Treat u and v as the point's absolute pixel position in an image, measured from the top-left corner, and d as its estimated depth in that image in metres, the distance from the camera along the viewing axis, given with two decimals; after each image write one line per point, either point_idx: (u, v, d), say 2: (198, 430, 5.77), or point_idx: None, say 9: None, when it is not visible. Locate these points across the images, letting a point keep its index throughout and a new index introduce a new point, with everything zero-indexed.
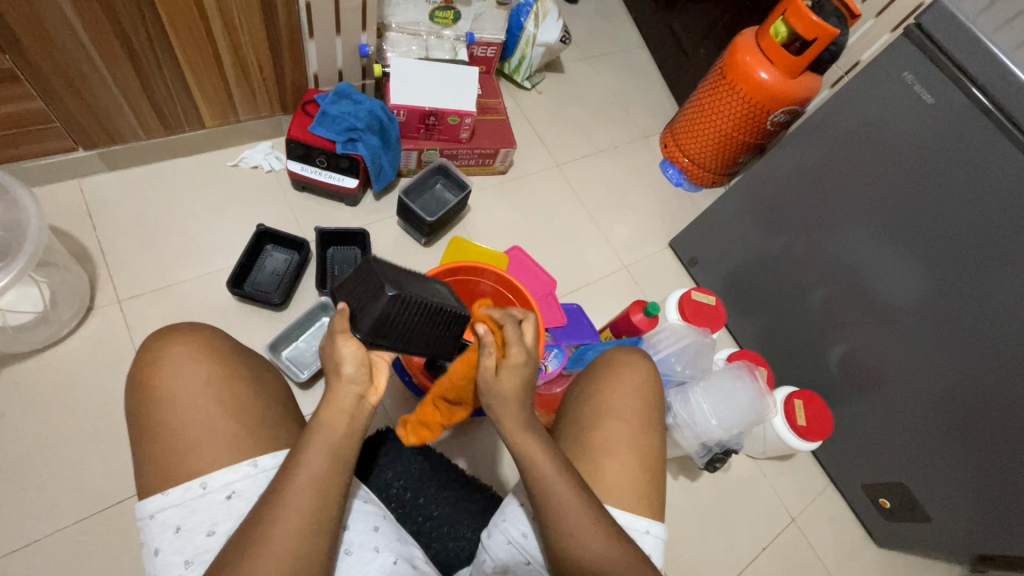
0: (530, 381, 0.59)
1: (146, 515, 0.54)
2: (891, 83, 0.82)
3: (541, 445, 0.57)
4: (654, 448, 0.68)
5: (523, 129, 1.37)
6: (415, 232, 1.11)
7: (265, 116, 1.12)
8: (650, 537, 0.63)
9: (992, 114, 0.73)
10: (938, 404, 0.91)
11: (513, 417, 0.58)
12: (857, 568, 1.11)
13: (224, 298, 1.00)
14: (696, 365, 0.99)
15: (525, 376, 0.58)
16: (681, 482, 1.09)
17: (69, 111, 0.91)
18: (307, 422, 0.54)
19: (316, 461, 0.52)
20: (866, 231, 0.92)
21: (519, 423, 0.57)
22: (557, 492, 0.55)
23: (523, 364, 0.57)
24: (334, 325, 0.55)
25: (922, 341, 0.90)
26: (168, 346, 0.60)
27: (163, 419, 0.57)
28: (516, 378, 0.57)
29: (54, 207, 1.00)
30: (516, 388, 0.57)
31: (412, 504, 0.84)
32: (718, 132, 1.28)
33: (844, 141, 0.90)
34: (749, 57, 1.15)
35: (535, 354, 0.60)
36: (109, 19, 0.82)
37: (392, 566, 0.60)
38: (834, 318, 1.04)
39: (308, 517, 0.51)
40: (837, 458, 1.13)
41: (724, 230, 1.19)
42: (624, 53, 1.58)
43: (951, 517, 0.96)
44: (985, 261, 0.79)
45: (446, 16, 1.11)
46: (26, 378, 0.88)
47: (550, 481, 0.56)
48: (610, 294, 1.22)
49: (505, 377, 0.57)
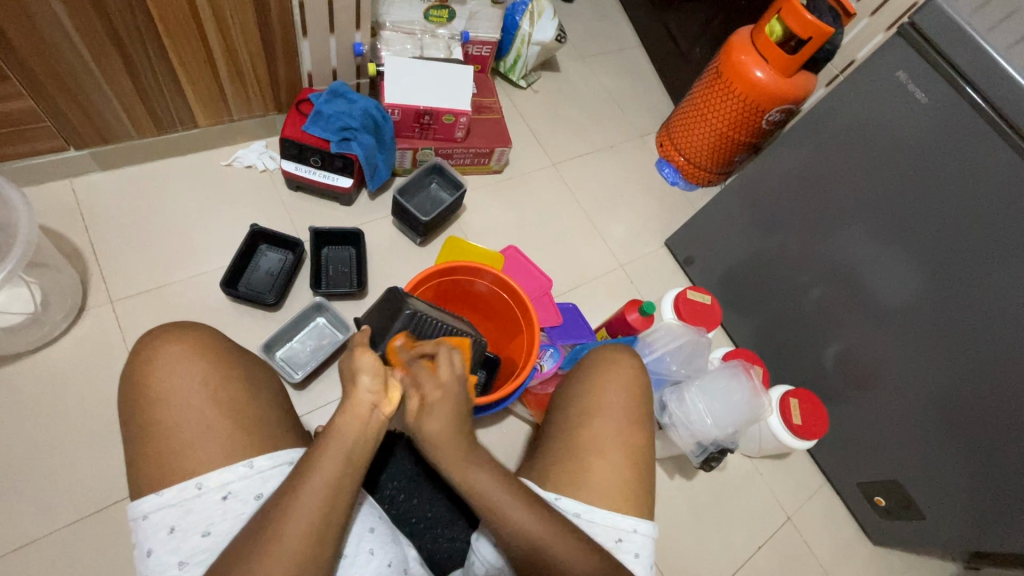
0: (457, 422, 0.57)
1: (140, 516, 0.54)
2: (886, 82, 0.82)
3: (490, 481, 0.57)
4: (642, 446, 0.67)
5: (518, 128, 1.36)
6: (410, 232, 1.11)
7: (259, 115, 1.12)
8: (638, 535, 0.63)
9: (986, 113, 0.73)
10: (932, 402, 0.91)
11: (449, 457, 0.57)
12: (852, 566, 1.11)
13: (218, 298, 1.00)
14: (690, 365, 1.00)
15: (447, 414, 0.57)
16: (677, 482, 1.09)
17: (60, 110, 0.90)
18: (324, 425, 0.55)
19: (327, 467, 0.53)
20: (860, 230, 0.92)
21: (454, 460, 0.57)
22: (517, 513, 0.55)
23: (440, 402, 0.57)
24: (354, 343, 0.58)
25: (916, 340, 0.90)
26: (161, 346, 0.60)
27: (156, 421, 0.56)
28: (435, 417, 0.57)
29: (47, 207, 0.99)
30: (440, 430, 0.57)
31: (406, 506, 0.83)
32: (714, 131, 1.28)
33: (839, 140, 0.91)
34: (744, 56, 1.15)
35: (460, 387, 0.58)
36: (100, 17, 0.81)
37: (386, 569, 0.59)
38: (829, 317, 1.04)
39: (308, 521, 0.50)
40: (833, 457, 1.13)
41: (719, 229, 1.19)
42: (619, 52, 1.58)
43: (946, 515, 0.96)
44: (978, 260, 0.79)
45: (441, 14, 1.11)
46: (18, 379, 0.87)
47: (508, 514, 0.56)
48: (605, 294, 1.22)
49: (424, 420, 0.57)
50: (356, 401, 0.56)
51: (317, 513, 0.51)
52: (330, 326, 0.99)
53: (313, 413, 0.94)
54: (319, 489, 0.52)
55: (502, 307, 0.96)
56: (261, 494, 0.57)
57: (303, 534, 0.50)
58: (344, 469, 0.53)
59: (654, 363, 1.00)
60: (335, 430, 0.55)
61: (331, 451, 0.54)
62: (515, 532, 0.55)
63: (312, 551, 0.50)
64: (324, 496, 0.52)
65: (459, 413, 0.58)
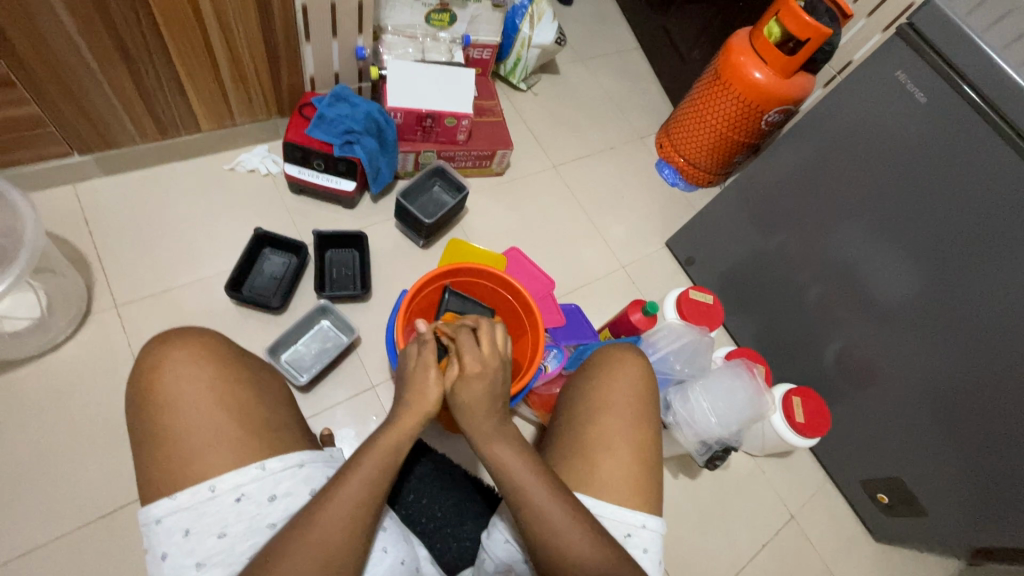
0: (490, 388, 0.61)
1: (153, 520, 0.54)
2: (884, 82, 0.83)
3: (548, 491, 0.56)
4: (650, 444, 0.68)
5: (519, 131, 1.37)
6: (413, 234, 1.12)
7: (262, 119, 1.12)
8: (646, 531, 0.63)
9: (983, 112, 0.74)
10: (934, 399, 0.92)
11: (489, 432, 0.61)
12: (855, 562, 1.11)
13: (223, 301, 1.00)
14: (694, 363, 1.00)
15: (482, 384, 0.61)
16: (681, 481, 1.09)
17: (63, 115, 0.91)
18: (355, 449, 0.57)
19: (349, 496, 0.53)
20: (860, 229, 0.93)
21: (493, 434, 0.60)
22: (542, 499, 0.56)
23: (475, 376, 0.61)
24: (427, 360, 0.62)
25: (918, 337, 0.91)
26: (168, 351, 0.60)
27: (168, 423, 0.57)
28: (473, 387, 0.61)
29: (51, 212, 0.99)
30: (479, 395, 0.61)
31: (417, 506, 0.81)
32: (712, 132, 1.29)
33: (839, 140, 0.91)
34: (743, 57, 1.16)
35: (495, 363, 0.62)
36: (104, 22, 0.81)
37: (399, 566, 0.60)
38: (830, 315, 1.05)
39: (342, 530, 0.52)
40: (835, 454, 1.14)
41: (720, 229, 1.20)
42: (618, 54, 1.59)
43: (949, 512, 0.97)
44: (977, 257, 0.80)
45: (442, 18, 1.10)
46: (23, 384, 0.87)
47: (545, 519, 0.55)
48: (608, 294, 1.22)
49: (461, 388, 0.61)
50: (402, 419, 0.59)
51: (347, 516, 0.52)
52: (334, 329, 0.99)
53: (318, 416, 0.94)
54: (358, 489, 0.54)
55: (506, 307, 0.96)
56: (275, 496, 0.57)
57: (336, 532, 0.51)
58: (382, 475, 0.55)
59: (658, 363, 1.00)
60: (371, 446, 0.57)
61: (362, 471, 0.55)
62: (541, 529, 0.55)
63: (338, 554, 0.51)
64: (361, 496, 0.54)
65: (496, 387, 0.62)
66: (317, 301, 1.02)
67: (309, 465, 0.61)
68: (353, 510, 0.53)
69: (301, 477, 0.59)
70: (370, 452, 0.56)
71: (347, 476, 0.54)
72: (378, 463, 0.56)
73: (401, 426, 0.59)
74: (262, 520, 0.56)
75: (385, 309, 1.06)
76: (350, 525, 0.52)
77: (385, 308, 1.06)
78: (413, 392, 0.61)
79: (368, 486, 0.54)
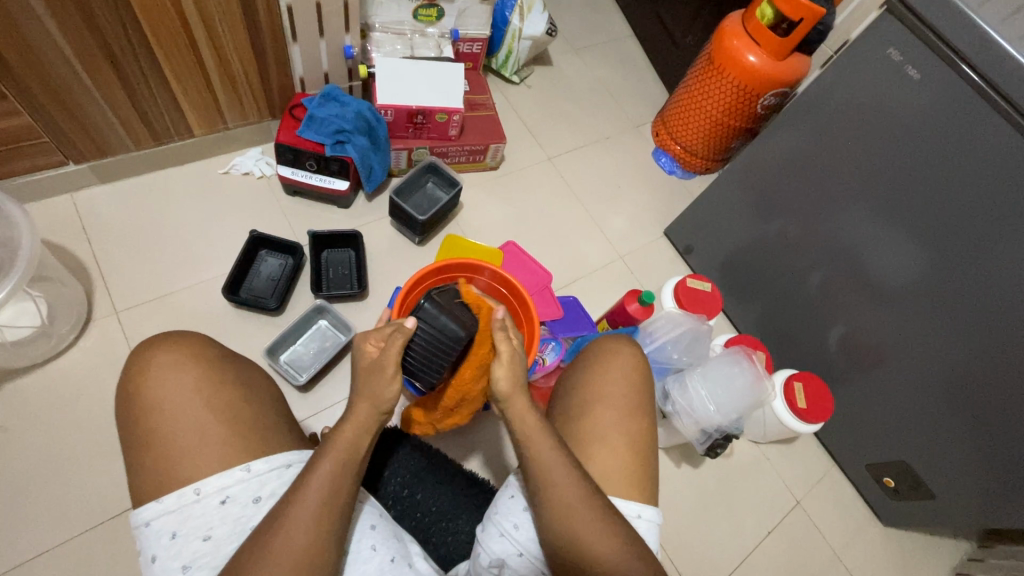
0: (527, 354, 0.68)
1: (142, 523, 0.55)
2: (878, 61, 0.81)
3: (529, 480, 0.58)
4: (643, 434, 0.68)
5: (513, 124, 1.36)
6: (408, 231, 1.12)
7: (254, 122, 1.12)
8: (643, 521, 0.63)
9: (981, 89, 0.72)
10: (939, 381, 0.91)
11: (523, 402, 0.62)
12: (863, 547, 1.11)
13: (220, 304, 1.01)
14: (692, 352, 1.00)
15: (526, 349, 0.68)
16: (684, 470, 1.09)
17: (57, 126, 0.92)
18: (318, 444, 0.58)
19: (317, 491, 0.54)
20: (859, 210, 0.92)
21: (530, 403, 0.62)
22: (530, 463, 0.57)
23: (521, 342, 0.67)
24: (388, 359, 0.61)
25: (920, 319, 0.90)
26: (153, 356, 0.61)
27: (157, 426, 0.58)
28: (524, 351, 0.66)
29: (49, 222, 1.01)
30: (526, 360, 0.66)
31: (410, 501, 0.81)
32: (708, 118, 1.27)
33: (834, 120, 0.90)
34: (737, 41, 1.14)
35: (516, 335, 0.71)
36: (90, 31, 0.82)
37: (389, 564, 0.61)
38: (832, 300, 1.03)
39: (313, 524, 0.52)
40: (840, 439, 1.13)
41: (719, 214, 1.18)
42: (612, 43, 1.58)
43: (957, 494, 0.96)
44: (979, 236, 0.78)
45: (430, 13, 1.12)
46: (26, 391, 0.89)
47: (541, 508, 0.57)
48: (606, 285, 1.22)
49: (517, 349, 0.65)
50: (358, 411, 0.59)
51: (313, 514, 0.53)
52: (332, 328, 0.99)
53: (316, 415, 0.95)
54: (324, 482, 0.54)
55: None
56: (259, 497, 0.58)
57: (309, 525, 0.52)
58: (343, 471, 0.56)
59: (656, 352, 0.99)
60: (333, 440, 0.58)
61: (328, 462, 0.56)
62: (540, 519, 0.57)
63: (319, 541, 0.52)
64: (327, 487, 0.54)
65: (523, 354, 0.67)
66: (314, 301, 1.03)
67: (295, 465, 0.61)
68: (319, 507, 0.53)
69: (287, 477, 0.60)
70: (330, 449, 0.57)
71: (312, 470, 0.55)
72: (337, 457, 0.56)
73: (356, 417, 0.59)
74: (246, 521, 0.57)
75: (381, 307, 1.06)
76: (318, 522, 0.53)
77: (382, 306, 1.07)
78: (365, 387, 0.60)
79: (331, 479, 0.55)
